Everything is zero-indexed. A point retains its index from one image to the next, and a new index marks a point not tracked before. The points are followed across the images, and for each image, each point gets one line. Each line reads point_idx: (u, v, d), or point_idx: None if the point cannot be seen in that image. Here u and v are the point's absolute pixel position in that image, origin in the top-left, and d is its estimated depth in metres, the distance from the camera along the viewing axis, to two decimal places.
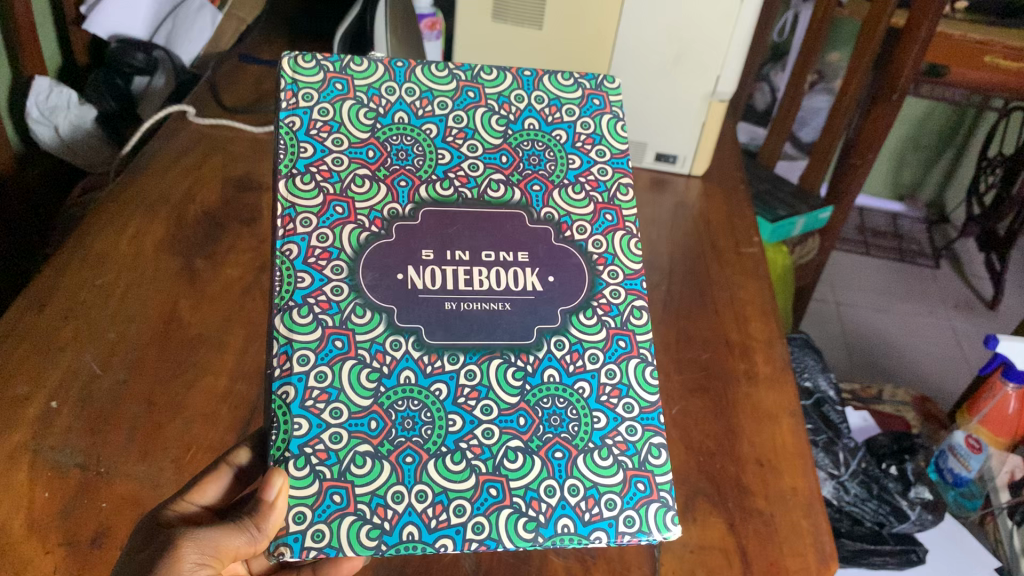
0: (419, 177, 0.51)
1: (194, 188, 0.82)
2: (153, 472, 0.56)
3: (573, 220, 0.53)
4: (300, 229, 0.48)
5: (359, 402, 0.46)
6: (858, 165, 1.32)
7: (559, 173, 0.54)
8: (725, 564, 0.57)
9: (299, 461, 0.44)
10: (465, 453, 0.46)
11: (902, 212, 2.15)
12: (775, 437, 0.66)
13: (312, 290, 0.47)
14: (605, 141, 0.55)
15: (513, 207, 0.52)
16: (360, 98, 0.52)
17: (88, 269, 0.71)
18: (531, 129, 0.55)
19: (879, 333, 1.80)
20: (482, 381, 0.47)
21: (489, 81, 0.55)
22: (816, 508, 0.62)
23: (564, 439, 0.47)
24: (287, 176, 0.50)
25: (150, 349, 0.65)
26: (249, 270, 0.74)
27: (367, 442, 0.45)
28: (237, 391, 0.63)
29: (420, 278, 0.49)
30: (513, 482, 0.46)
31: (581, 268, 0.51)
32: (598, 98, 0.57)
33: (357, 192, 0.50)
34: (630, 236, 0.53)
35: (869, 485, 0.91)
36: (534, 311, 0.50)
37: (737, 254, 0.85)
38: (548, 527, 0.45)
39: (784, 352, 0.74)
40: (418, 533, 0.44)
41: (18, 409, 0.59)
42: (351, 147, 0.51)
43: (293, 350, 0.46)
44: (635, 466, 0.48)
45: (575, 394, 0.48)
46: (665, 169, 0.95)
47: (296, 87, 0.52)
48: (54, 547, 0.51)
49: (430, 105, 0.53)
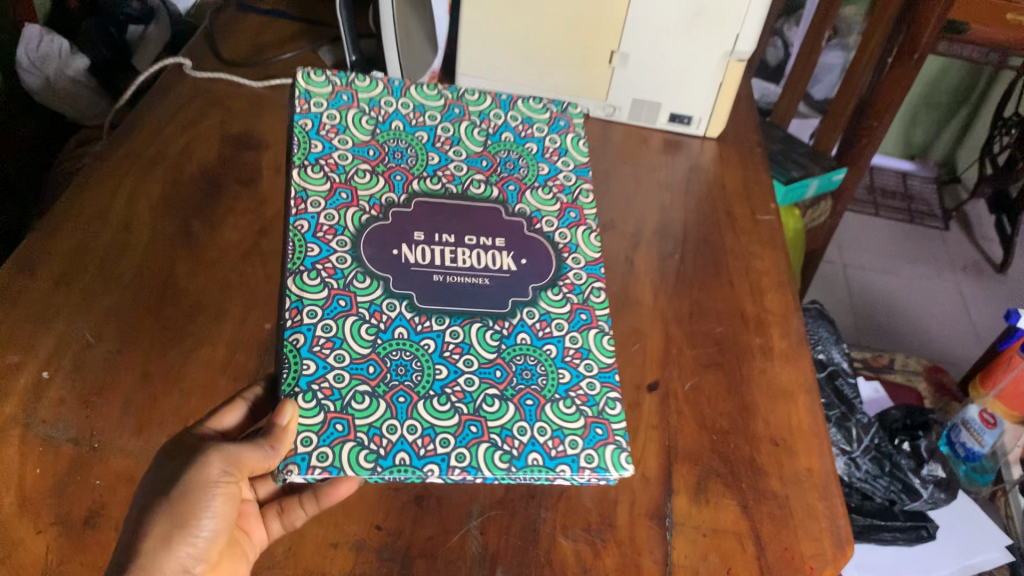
0: (412, 173, 0.56)
1: (191, 146, 0.79)
2: (149, 447, 0.54)
3: (543, 215, 0.57)
4: (310, 208, 0.53)
5: (359, 350, 0.48)
6: (875, 126, 1.28)
7: (530, 177, 0.59)
8: (738, 548, 0.55)
9: (307, 395, 0.46)
10: (450, 397, 0.48)
11: (913, 172, 2.10)
12: (791, 416, 0.64)
13: (322, 258, 0.51)
14: (570, 154, 0.61)
15: (491, 203, 0.57)
16: (364, 108, 0.59)
17: (80, 231, 0.68)
18: (507, 142, 0.60)
19: (886, 294, 1.78)
20: (465, 338, 0.50)
21: (472, 101, 0.62)
22: (833, 490, 0.60)
23: (534, 390, 0.49)
24: (300, 166, 0.55)
25: (146, 318, 0.62)
26: (248, 234, 0.71)
27: (366, 383, 0.47)
28: (236, 361, 0.61)
29: (412, 255, 0.52)
30: (490, 422, 0.47)
31: (549, 254, 0.55)
32: (563, 120, 0.63)
33: (359, 180, 0.55)
34: (590, 230, 0.57)
35: (881, 462, 0.88)
36: (510, 287, 0.53)
37: (753, 222, 0.82)
38: (520, 459, 0.46)
39: (800, 325, 0.72)
40: (409, 458, 0.45)
41: (9, 379, 0.56)
42: (356, 144, 0.57)
43: (304, 305, 0.49)
44: (593, 414, 0.49)
45: (543, 353, 0.51)
46: (680, 130, 0.92)
47: (311, 97, 0.58)
48: (47, 527, 0.49)
49: (421, 120, 0.60)
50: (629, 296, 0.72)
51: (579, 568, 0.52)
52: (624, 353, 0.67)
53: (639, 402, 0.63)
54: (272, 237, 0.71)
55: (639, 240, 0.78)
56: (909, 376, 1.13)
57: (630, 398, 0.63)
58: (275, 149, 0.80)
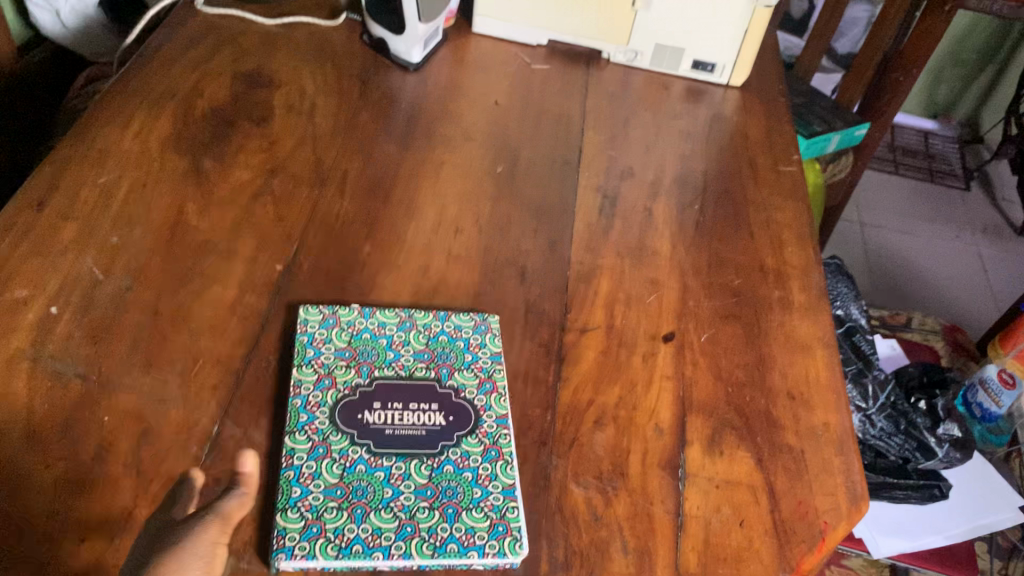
0: (376, 365, 0.56)
1: (202, 83, 0.77)
2: (158, 385, 0.53)
3: (464, 388, 0.56)
4: (303, 391, 0.53)
5: (332, 478, 0.49)
6: (901, 81, 1.25)
7: (457, 361, 0.58)
8: (752, 501, 0.54)
9: (292, 511, 0.47)
10: (393, 508, 0.48)
11: (935, 131, 2.06)
12: (809, 370, 0.63)
13: (309, 421, 0.52)
14: (489, 347, 0.59)
15: (424, 380, 0.56)
16: (342, 323, 0.58)
17: (89, 166, 0.67)
18: (444, 339, 0.59)
19: (902, 255, 1.76)
20: (405, 466, 0.50)
21: (418, 315, 0.60)
22: (849, 445, 0.59)
23: (454, 501, 0.49)
24: (297, 365, 0.55)
25: (156, 256, 0.61)
26: (260, 174, 0.70)
27: (336, 497, 0.48)
28: (246, 302, 0.60)
29: (373, 418, 0.52)
30: (421, 523, 0.47)
31: (466, 412, 0.54)
32: (484, 325, 0.61)
33: (338, 370, 0.55)
34: (500, 395, 0.56)
35: (896, 420, 0.88)
36: (438, 437, 0.52)
37: (774, 173, 0.81)
38: (441, 546, 0.47)
39: (821, 279, 0.71)
40: (360, 548, 0.46)
41: (17, 313, 0.55)
42: (337, 348, 0.57)
43: (295, 453, 0.50)
44: (496, 515, 0.49)
45: (460, 479, 0.50)
46: (703, 78, 0.92)
47: (306, 320, 0.58)
48: (54, 462, 0.48)
49: (386, 328, 0.59)
50: (646, 246, 0.71)
51: (590, 517, 0.51)
52: (639, 303, 0.66)
53: (654, 352, 0.62)
54: (282, 178, 0.71)
55: (658, 187, 0.77)
56: (927, 335, 1.12)
57: (645, 348, 0.62)
58: (286, 89, 0.80)
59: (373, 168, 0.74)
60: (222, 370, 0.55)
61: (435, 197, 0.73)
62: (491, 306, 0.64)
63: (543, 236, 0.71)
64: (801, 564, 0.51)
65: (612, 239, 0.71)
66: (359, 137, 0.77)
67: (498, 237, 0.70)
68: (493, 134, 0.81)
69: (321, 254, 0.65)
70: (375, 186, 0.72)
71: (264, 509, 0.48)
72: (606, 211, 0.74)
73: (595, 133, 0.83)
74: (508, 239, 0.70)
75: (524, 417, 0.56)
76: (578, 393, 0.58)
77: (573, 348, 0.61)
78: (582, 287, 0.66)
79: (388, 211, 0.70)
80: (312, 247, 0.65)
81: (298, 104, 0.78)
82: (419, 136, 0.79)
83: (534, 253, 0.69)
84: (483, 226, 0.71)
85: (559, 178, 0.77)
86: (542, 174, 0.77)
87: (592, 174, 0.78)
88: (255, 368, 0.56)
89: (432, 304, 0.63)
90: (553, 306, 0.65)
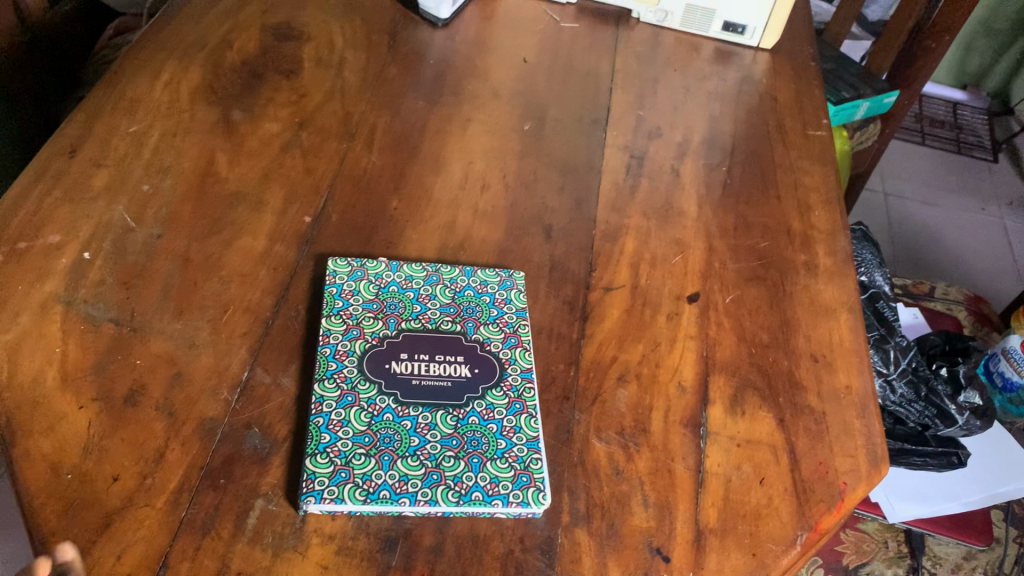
0: (403, 318, 0.57)
1: (231, 35, 0.79)
2: (189, 331, 0.54)
3: (491, 341, 0.56)
4: (331, 339, 0.54)
5: (360, 426, 0.49)
6: (933, 49, 1.23)
7: (483, 315, 0.58)
8: (773, 460, 0.54)
9: (322, 456, 0.48)
10: (420, 455, 0.49)
11: (964, 102, 2.04)
12: (832, 333, 0.63)
13: (338, 369, 0.52)
14: (514, 302, 0.60)
15: (449, 334, 0.56)
16: (370, 277, 0.59)
17: (121, 116, 0.68)
18: (469, 294, 0.60)
19: (925, 225, 1.74)
20: (431, 416, 0.51)
21: (444, 269, 0.61)
22: (871, 408, 0.59)
23: (480, 452, 0.50)
24: (326, 315, 0.56)
25: (186, 205, 0.62)
26: (289, 127, 0.71)
27: (363, 445, 0.48)
28: (276, 253, 0.60)
29: (400, 370, 0.53)
30: (448, 472, 0.48)
31: (492, 364, 0.55)
32: (509, 280, 0.61)
33: (366, 321, 0.56)
34: (526, 350, 0.56)
35: (917, 386, 0.88)
36: (465, 389, 0.53)
37: (803, 136, 0.81)
38: (467, 494, 0.47)
39: (847, 244, 0.71)
40: (388, 494, 0.46)
41: (50, 257, 0.56)
42: (366, 299, 0.57)
43: (325, 400, 0.50)
44: (521, 466, 0.49)
45: (485, 429, 0.51)
46: (733, 40, 0.93)
47: (335, 272, 0.59)
48: (88, 403, 0.49)
49: (412, 282, 0.60)
50: (672, 206, 0.71)
51: (612, 471, 0.51)
52: (664, 264, 0.66)
53: (678, 312, 0.63)
54: (311, 131, 0.71)
55: (685, 148, 0.78)
56: (949, 305, 1.12)
57: (669, 308, 0.63)
58: (315, 42, 0.81)
59: (401, 124, 0.74)
60: (252, 319, 0.56)
61: (463, 154, 0.73)
62: (516, 262, 0.64)
63: (568, 194, 0.71)
64: (820, 524, 0.51)
65: (638, 199, 0.71)
66: (387, 92, 0.77)
67: (524, 194, 0.70)
68: (521, 92, 0.81)
69: (349, 207, 0.65)
70: (402, 141, 0.73)
71: (291, 455, 0.48)
72: (633, 170, 0.74)
73: (622, 93, 0.83)
74: (533, 197, 0.70)
75: (547, 372, 0.56)
76: (602, 350, 0.59)
77: (598, 306, 0.62)
78: (608, 246, 0.67)
79: (416, 166, 0.70)
80: (340, 200, 0.66)
81: (326, 57, 0.80)
82: (447, 93, 0.79)
83: (559, 212, 0.69)
84: (509, 183, 0.71)
85: (586, 136, 0.77)
86: (568, 134, 0.77)
87: (618, 133, 0.78)
88: (284, 317, 0.56)
89: (458, 260, 0.63)
90: (577, 264, 0.65)
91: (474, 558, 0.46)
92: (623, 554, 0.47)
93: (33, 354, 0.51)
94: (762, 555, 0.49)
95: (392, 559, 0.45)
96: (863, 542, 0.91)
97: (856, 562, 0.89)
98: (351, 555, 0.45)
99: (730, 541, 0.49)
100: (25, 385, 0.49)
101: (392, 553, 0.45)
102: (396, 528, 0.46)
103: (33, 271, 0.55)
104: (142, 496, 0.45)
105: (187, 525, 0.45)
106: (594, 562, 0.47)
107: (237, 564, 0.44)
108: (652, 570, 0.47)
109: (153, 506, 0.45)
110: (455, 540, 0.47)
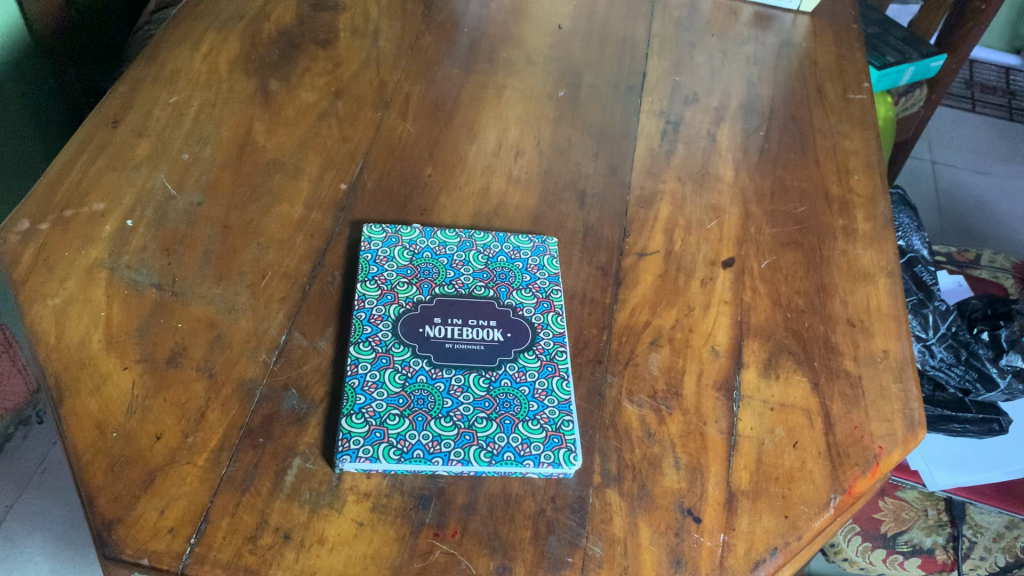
0: (437, 283, 0.57)
1: (269, 6, 0.81)
2: (229, 296, 0.55)
3: (523, 306, 0.57)
4: (367, 304, 0.55)
5: (394, 388, 0.50)
6: (982, 11, 1.20)
7: (516, 280, 0.58)
8: (807, 424, 0.54)
9: (357, 417, 0.49)
10: (453, 417, 0.49)
11: (1017, 68, 2.01)
12: (870, 298, 0.62)
13: (373, 332, 0.53)
14: (547, 268, 0.60)
15: (482, 299, 0.57)
16: (403, 243, 0.60)
17: (162, 87, 0.69)
18: (503, 261, 0.60)
19: (974, 193, 1.71)
20: (464, 378, 0.51)
21: (478, 236, 0.62)
22: (908, 372, 0.58)
23: (513, 414, 0.50)
24: (362, 281, 0.57)
25: (226, 172, 0.63)
26: (325, 96, 0.72)
27: (398, 407, 0.49)
28: (312, 219, 0.61)
29: (435, 333, 0.54)
30: (480, 433, 0.49)
31: (526, 328, 0.55)
32: (542, 246, 0.62)
33: (400, 286, 0.57)
34: (559, 315, 0.57)
35: (957, 350, 0.90)
36: (498, 352, 0.53)
37: (843, 100, 0.80)
38: (499, 455, 0.48)
39: (887, 208, 0.70)
40: (421, 454, 0.47)
41: (95, 225, 0.58)
42: (400, 265, 0.58)
43: (360, 362, 0.51)
44: (552, 428, 0.50)
45: (517, 392, 0.51)
46: (771, 4, 0.92)
47: (370, 238, 0.60)
48: (132, 364, 0.50)
49: (446, 247, 0.60)
50: (709, 172, 0.71)
51: (643, 434, 0.51)
52: (699, 229, 0.66)
53: (713, 277, 0.62)
54: (347, 100, 0.72)
55: (723, 114, 0.77)
56: (995, 272, 1.10)
57: (704, 274, 0.62)
58: (351, 12, 0.82)
59: (436, 91, 0.75)
60: (289, 284, 0.57)
61: (498, 121, 0.73)
62: (550, 228, 0.64)
63: (603, 159, 0.71)
64: (854, 487, 0.51)
65: (674, 165, 0.71)
66: (422, 60, 0.78)
67: (558, 160, 0.70)
68: (556, 58, 0.81)
69: (384, 175, 0.66)
70: (437, 109, 0.73)
71: (328, 417, 0.49)
72: (669, 136, 0.74)
73: (659, 58, 0.83)
74: (568, 162, 0.70)
75: (580, 336, 0.57)
76: (635, 315, 0.59)
77: (631, 272, 0.62)
78: (643, 212, 0.66)
79: (450, 133, 0.71)
80: (376, 168, 0.66)
81: (362, 26, 0.81)
82: (481, 61, 0.79)
83: (593, 177, 0.69)
84: (544, 150, 0.71)
85: (621, 101, 0.77)
86: (605, 100, 0.77)
87: (655, 99, 0.78)
88: (321, 282, 0.57)
89: (492, 226, 0.64)
90: (611, 230, 0.65)
91: (506, 517, 0.47)
92: (654, 514, 0.48)
93: (80, 318, 0.52)
94: (794, 517, 0.49)
95: (426, 516, 0.46)
96: (901, 511, 0.92)
97: (895, 530, 0.91)
98: (386, 512, 0.46)
99: (762, 503, 0.49)
100: (72, 347, 0.51)
101: (425, 511, 0.46)
102: (430, 486, 0.47)
103: (78, 238, 0.57)
104: (184, 454, 0.47)
105: (227, 482, 0.46)
106: (625, 522, 0.47)
107: (275, 519, 0.45)
108: (682, 531, 0.47)
109: (195, 463, 0.46)
110: (488, 499, 0.47)
